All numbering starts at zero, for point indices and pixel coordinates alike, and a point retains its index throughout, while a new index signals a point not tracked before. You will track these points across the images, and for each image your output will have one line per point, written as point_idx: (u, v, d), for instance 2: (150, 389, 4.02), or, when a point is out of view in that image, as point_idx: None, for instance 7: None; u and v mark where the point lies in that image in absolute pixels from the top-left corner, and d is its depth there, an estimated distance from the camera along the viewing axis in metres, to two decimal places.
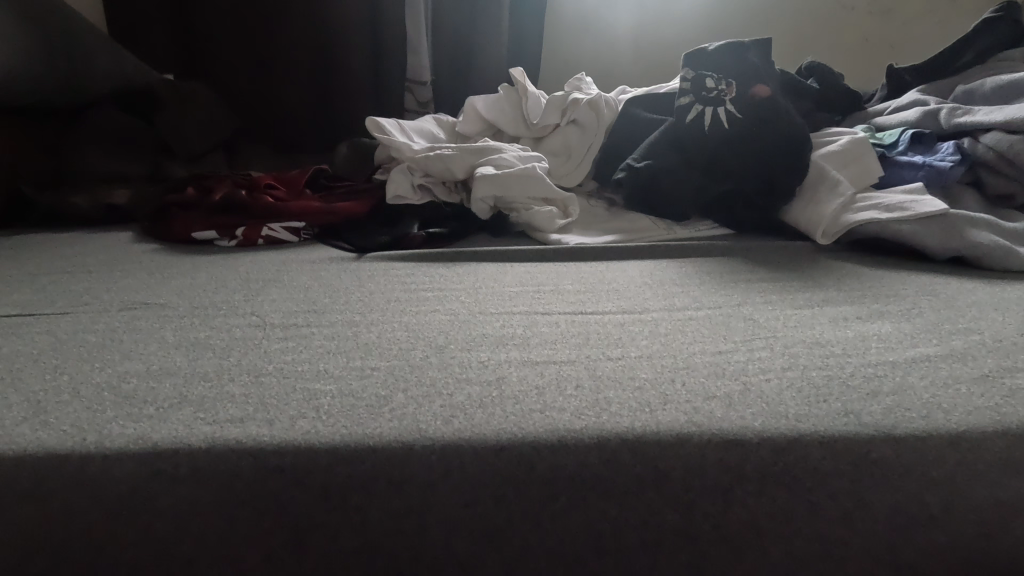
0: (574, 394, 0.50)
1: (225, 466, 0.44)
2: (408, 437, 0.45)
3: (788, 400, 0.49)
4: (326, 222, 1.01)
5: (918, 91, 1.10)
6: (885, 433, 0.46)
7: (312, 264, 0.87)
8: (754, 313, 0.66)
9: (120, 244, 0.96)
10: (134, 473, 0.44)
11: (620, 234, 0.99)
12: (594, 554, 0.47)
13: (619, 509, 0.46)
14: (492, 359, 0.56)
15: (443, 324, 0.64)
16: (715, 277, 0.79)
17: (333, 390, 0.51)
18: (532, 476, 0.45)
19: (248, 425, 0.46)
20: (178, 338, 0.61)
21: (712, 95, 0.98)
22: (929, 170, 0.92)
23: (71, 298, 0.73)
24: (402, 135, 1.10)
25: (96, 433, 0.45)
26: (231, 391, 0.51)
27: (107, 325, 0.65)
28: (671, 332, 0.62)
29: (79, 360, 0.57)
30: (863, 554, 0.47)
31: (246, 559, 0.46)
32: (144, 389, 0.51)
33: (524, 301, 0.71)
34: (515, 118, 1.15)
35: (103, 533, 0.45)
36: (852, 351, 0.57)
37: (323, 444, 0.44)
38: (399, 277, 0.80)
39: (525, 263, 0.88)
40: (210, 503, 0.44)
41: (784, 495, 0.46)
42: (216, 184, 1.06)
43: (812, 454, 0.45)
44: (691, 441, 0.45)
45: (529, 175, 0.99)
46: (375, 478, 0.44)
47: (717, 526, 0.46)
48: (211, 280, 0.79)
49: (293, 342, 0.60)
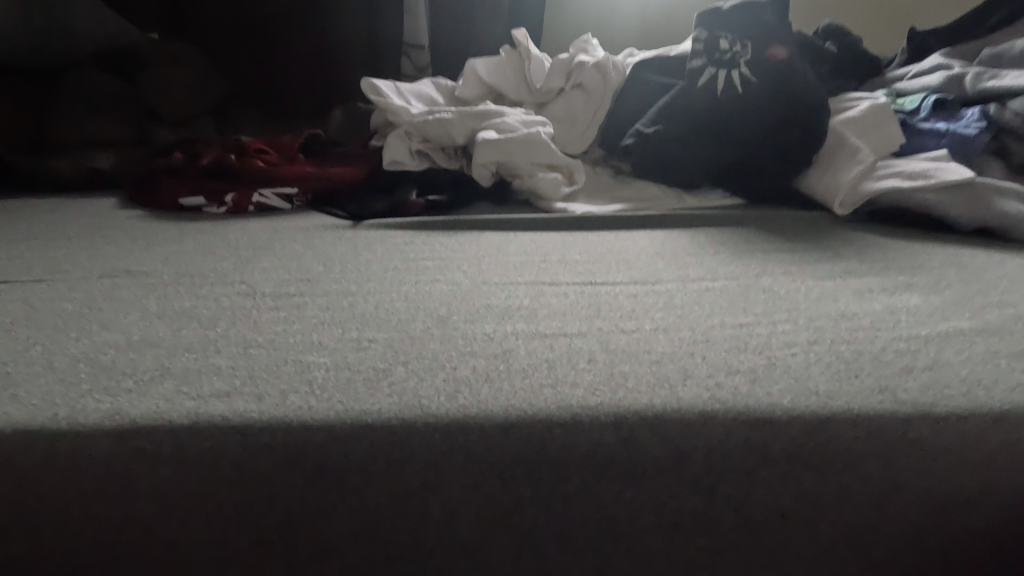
0: (587, 368, 0.46)
1: (210, 445, 0.41)
2: (408, 414, 0.41)
3: (817, 375, 0.45)
4: (321, 188, 0.97)
5: (941, 54, 1.04)
6: (922, 412, 0.43)
7: (305, 231, 0.82)
8: (773, 285, 0.62)
9: (103, 210, 0.92)
10: (113, 452, 0.41)
11: (628, 202, 0.94)
12: (606, 538, 0.44)
13: (636, 491, 0.43)
14: (497, 331, 0.52)
15: (444, 294, 0.60)
16: (730, 247, 0.75)
17: (328, 362, 0.47)
18: (542, 457, 0.42)
19: (234, 400, 0.43)
20: (161, 308, 0.57)
21: (726, 58, 0.93)
22: (952, 138, 0.87)
23: (49, 266, 0.68)
24: (399, 97, 1.04)
25: (68, 408, 0.42)
26: (218, 363, 0.47)
27: (85, 294, 0.61)
28: (687, 304, 0.58)
29: (53, 331, 0.53)
30: (891, 539, 0.45)
31: (234, 544, 0.43)
32: (124, 361, 0.47)
33: (529, 271, 0.67)
34: (516, 82, 1.09)
35: (80, 516, 0.42)
36: (881, 324, 0.53)
37: (316, 421, 0.41)
38: (397, 246, 0.76)
39: (528, 232, 0.83)
40: (195, 483, 0.41)
41: (813, 477, 0.43)
42: (203, 147, 1.01)
43: (843, 435, 0.42)
44: (714, 419, 0.42)
45: (533, 140, 0.94)
46: (374, 458, 0.41)
47: (740, 510, 0.43)
48: (199, 248, 0.75)
49: (285, 312, 0.56)
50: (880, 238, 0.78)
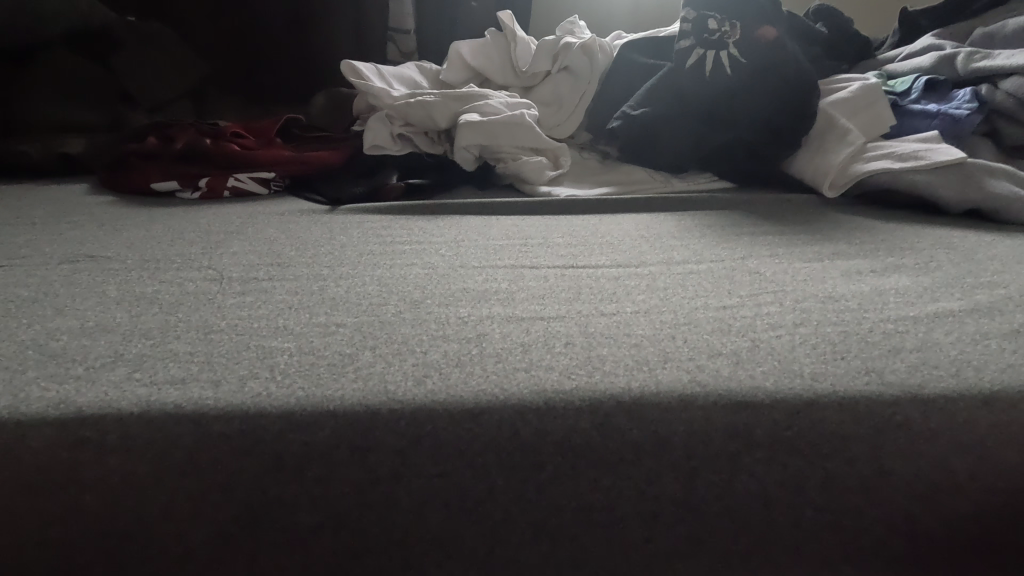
0: (563, 352, 0.44)
1: (163, 434, 0.38)
2: (373, 400, 0.39)
3: (802, 357, 0.44)
4: (299, 172, 0.93)
5: (932, 35, 1.02)
6: (910, 394, 0.41)
7: (280, 216, 0.79)
8: (759, 267, 0.61)
9: (70, 195, 0.88)
10: (57, 442, 0.38)
11: (615, 186, 0.92)
12: (583, 527, 0.42)
13: (614, 478, 0.41)
14: (473, 314, 0.50)
15: (420, 278, 0.58)
16: (717, 229, 0.73)
17: (292, 347, 0.45)
18: (515, 443, 0.40)
19: (189, 386, 0.40)
20: (121, 292, 0.55)
21: (714, 38, 0.90)
22: (943, 119, 0.84)
23: (8, 251, 0.65)
24: (379, 79, 1.01)
25: (11, 396, 0.39)
26: (176, 349, 0.45)
27: (43, 279, 0.58)
28: (670, 286, 0.56)
29: (5, 316, 0.50)
30: (877, 525, 0.43)
31: (191, 537, 0.41)
32: (76, 347, 0.45)
33: (509, 255, 0.65)
34: (501, 64, 1.06)
35: (27, 510, 0.40)
36: (869, 306, 0.51)
37: (275, 408, 0.39)
38: (374, 230, 0.73)
39: (511, 216, 0.81)
40: (146, 474, 0.39)
41: (797, 462, 0.41)
42: (177, 131, 0.97)
43: (829, 419, 0.40)
44: (694, 403, 0.40)
45: (517, 122, 0.91)
46: (337, 446, 0.39)
47: (721, 497, 0.42)
48: (166, 233, 0.72)
49: (251, 297, 0.54)
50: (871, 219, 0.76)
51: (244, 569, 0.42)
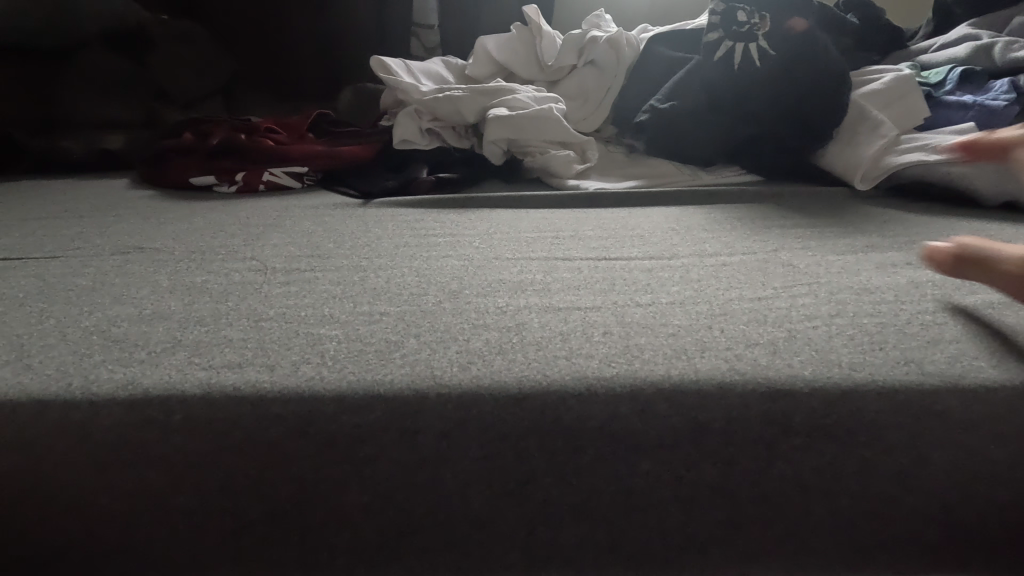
0: (602, 341, 0.45)
1: (222, 414, 0.41)
2: (419, 384, 0.41)
3: (840, 348, 0.44)
4: (331, 166, 0.95)
5: (968, 25, 1.01)
6: (951, 383, 0.41)
7: (315, 209, 0.81)
8: (791, 259, 0.61)
9: (114, 189, 0.92)
10: (125, 421, 0.41)
11: (642, 179, 0.92)
12: (621, 511, 0.43)
13: (652, 463, 0.42)
14: (510, 305, 0.51)
15: (456, 270, 0.59)
16: (748, 222, 0.73)
17: (339, 334, 0.47)
18: (556, 427, 0.41)
19: (246, 370, 0.42)
20: (172, 282, 0.57)
21: (744, 30, 0.89)
22: (979, 111, 0.82)
23: (62, 243, 0.69)
24: (409, 76, 1.02)
25: (82, 377, 0.42)
26: (229, 336, 0.47)
27: (98, 269, 0.61)
28: (704, 278, 0.56)
29: (66, 304, 0.53)
30: (913, 514, 0.44)
31: (249, 513, 0.43)
32: (136, 333, 0.47)
33: (542, 247, 0.66)
34: (528, 59, 1.07)
35: (94, 485, 0.42)
36: (905, 298, 0.51)
37: (328, 390, 0.41)
38: (408, 223, 0.75)
39: (540, 210, 0.82)
40: (207, 453, 0.41)
41: (834, 450, 0.42)
42: (213, 127, 1.00)
43: (866, 408, 0.41)
44: (733, 390, 0.41)
45: (544, 116, 0.92)
46: (386, 428, 0.41)
47: (757, 483, 0.43)
48: (208, 225, 0.74)
49: (295, 287, 0.56)
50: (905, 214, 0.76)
51: (294, 546, 0.44)
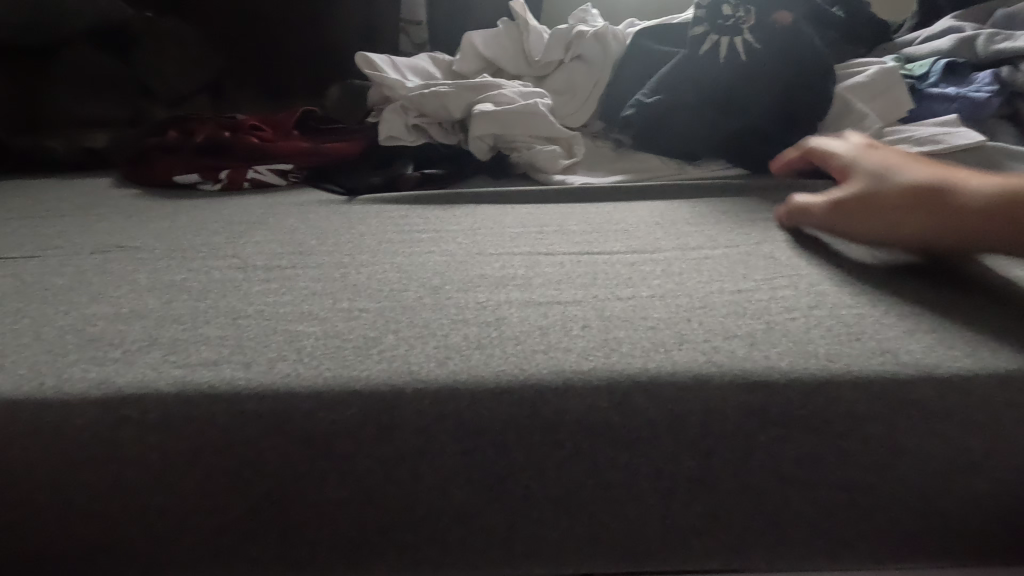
0: (581, 334, 0.45)
1: (197, 413, 0.40)
2: (396, 380, 0.41)
3: (818, 339, 0.44)
4: (317, 164, 0.95)
5: (952, 17, 1.01)
6: (927, 373, 0.41)
7: (299, 206, 0.81)
8: (773, 251, 0.61)
9: (96, 188, 0.91)
10: (99, 420, 0.40)
11: (629, 174, 0.92)
12: (601, 504, 0.43)
13: (631, 456, 0.42)
14: (491, 300, 0.51)
15: (439, 265, 0.59)
16: (732, 215, 0.73)
17: (317, 331, 0.46)
18: (534, 421, 0.41)
19: (222, 368, 0.42)
20: (151, 281, 0.57)
21: (728, 23, 0.90)
22: (963, 103, 0.83)
23: (41, 243, 0.68)
24: (394, 71, 1.01)
25: (55, 377, 0.42)
26: (206, 334, 0.46)
27: (77, 268, 0.60)
28: (686, 272, 0.56)
29: (44, 304, 0.52)
30: (891, 503, 0.44)
31: (227, 511, 0.43)
32: (112, 332, 0.47)
33: (525, 242, 0.65)
34: (514, 54, 1.07)
35: (69, 485, 0.42)
36: (886, 290, 0.51)
37: (304, 387, 0.40)
38: (392, 220, 0.74)
39: (526, 205, 0.82)
40: (182, 452, 0.41)
41: (812, 441, 0.42)
42: (196, 125, 0.99)
43: (843, 398, 0.41)
44: (710, 382, 0.41)
45: (530, 111, 0.91)
46: (364, 424, 0.41)
47: (736, 475, 0.43)
48: (190, 224, 0.73)
49: (275, 284, 0.55)
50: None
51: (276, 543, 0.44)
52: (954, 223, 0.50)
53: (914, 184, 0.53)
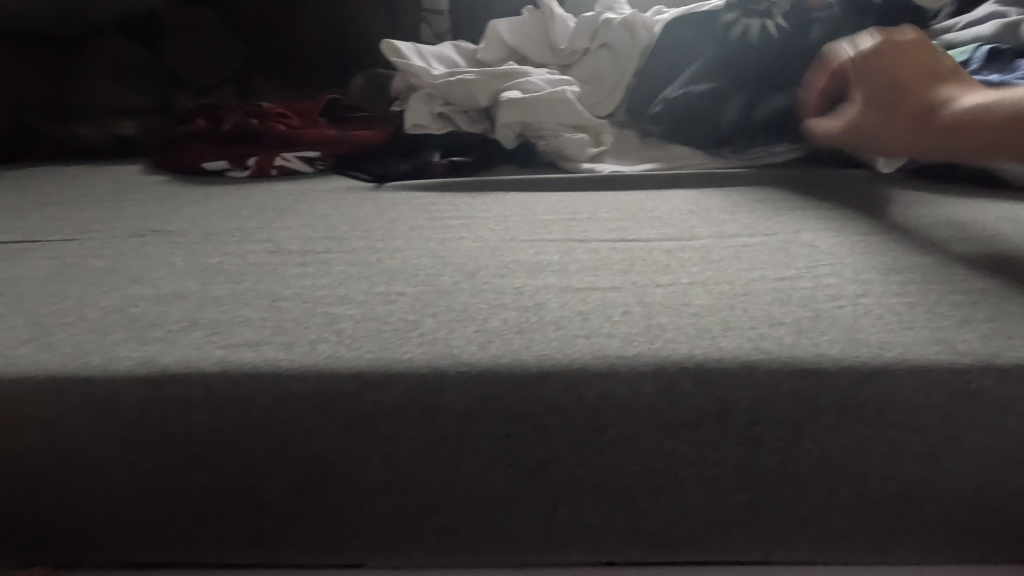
0: (623, 320, 0.45)
1: (241, 393, 0.40)
2: (439, 362, 0.41)
3: (868, 327, 0.43)
4: (344, 151, 0.95)
5: (995, 3, 0.98)
6: (985, 362, 0.40)
7: (329, 193, 0.81)
8: (815, 239, 0.59)
9: (129, 175, 0.92)
10: (144, 399, 0.41)
11: (660, 163, 0.90)
12: (644, 491, 0.43)
13: (675, 443, 0.41)
14: (528, 285, 0.51)
15: (471, 251, 0.59)
16: (769, 203, 0.71)
17: (357, 314, 0.46)
18: (577, 406, 0.40)
19: (264, 348, 0.42)
20: (188, 264, 0.57)
21: (760, 8, 0.88)
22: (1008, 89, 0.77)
23: (78, 226, 0.69)
24: (421, 59, 1.01)
25: (102, 355, 0.42)
26: (246, 315, 0.46)
27: (116, 251, 0.61)
28: (726, 259, 0.55)
29: (86, 285, 0.53)
30: (944, 496, 0.43)
31: (268, 490, 0.43)
32: (154, 312, 0.47)
33: (558, 229, 0.65)
34: (541, 42, 1.06)
35: (115, 463, 0.42)
36: (936, 278, 0.50)
37: (347, 368, 0.40)
38: (422, 207, 0.74)
39: (556, 193, 0.81)
40: (226, 431, 0.41)
41: (864, 430, 0.41)
42: (225, 112, 0.99)
43: (897, 387, 0.40)
44: (758, 369, 0.40)
45: (559, 99, 0.90)
46: (406, 406, 0.40)
47: (783, 465, 0.42)
48: (223, 209, 0.74)
49: (311, 269, 0.55)
50: (939, 181, 0.72)
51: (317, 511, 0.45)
52: (916, 135, 0.59)
53: (902, 109, 0.60)
